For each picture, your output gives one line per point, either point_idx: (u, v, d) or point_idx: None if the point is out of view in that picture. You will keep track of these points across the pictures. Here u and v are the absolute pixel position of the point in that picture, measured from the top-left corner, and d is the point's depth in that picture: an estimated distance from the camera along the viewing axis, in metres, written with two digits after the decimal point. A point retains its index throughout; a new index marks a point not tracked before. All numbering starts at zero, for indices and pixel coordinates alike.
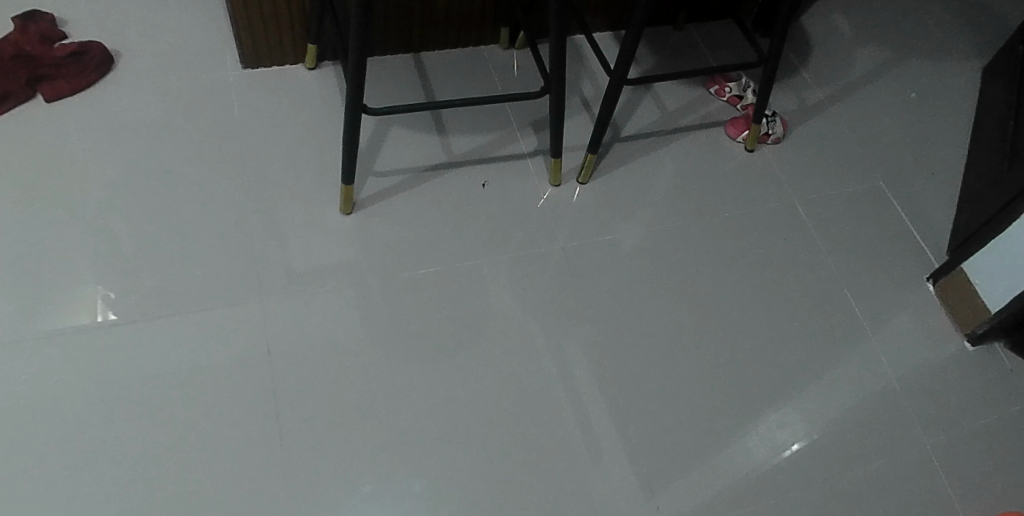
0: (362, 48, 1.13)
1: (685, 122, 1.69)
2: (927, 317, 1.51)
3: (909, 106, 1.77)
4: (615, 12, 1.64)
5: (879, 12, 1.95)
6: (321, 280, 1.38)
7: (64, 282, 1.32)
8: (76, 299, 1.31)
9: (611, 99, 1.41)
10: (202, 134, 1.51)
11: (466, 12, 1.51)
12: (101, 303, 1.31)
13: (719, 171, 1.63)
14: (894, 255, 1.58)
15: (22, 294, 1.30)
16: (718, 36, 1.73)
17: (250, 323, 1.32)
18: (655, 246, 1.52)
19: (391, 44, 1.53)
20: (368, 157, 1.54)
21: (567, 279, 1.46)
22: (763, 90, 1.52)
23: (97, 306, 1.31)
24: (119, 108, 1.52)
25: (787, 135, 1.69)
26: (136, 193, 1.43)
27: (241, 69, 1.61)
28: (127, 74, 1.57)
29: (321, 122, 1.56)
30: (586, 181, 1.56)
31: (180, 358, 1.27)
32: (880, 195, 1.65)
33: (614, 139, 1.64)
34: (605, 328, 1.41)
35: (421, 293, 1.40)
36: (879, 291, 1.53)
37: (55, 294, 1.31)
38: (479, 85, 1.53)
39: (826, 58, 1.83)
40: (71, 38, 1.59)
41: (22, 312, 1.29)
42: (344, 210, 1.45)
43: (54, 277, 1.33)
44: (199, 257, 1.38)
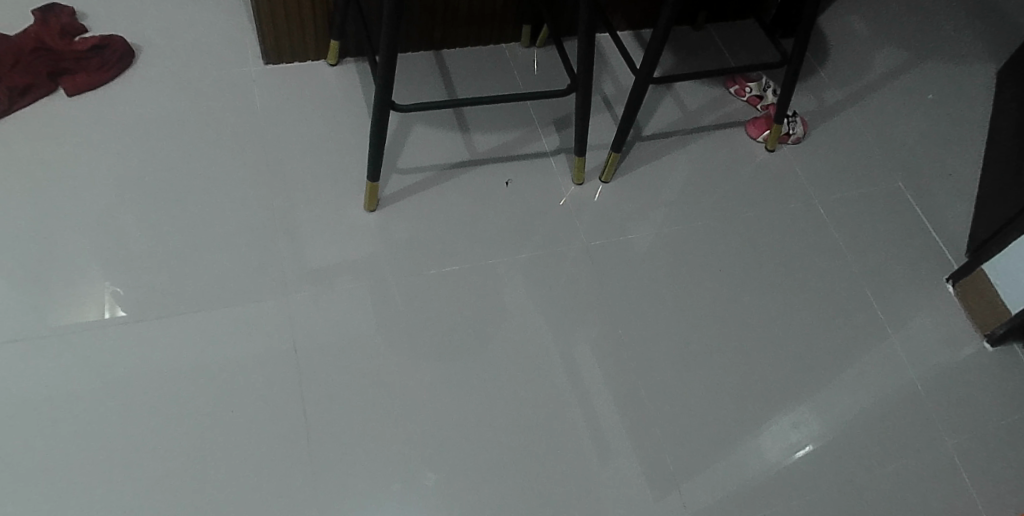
0: (393, 46, 1.13)
1: (705, 122, 1.69)
2: (947, 318, 1.51)
3: (927, 107, 1.77)
4: (637, 10, 1.64)
5: (897, 13, 1.95)
6: (344, 277, 1.38)
7: (75, 277, 1.31)
8: (84, 292, 1.30)
9: (637, 97, 1.40)
10: (224, 130, 1.51)
11: (489, 9, 1.50)
12: (109, 298, 1.30)
13: (739, 171, 1.63)
14: (914, 256, 1.58)
15: (33, 289, 1.30)
16: (738, 36, 1.73)
17: (273, 320, 1.32)
18: (676, 245, 1.52)
19: (414, 41, 1.52)
20: (390, 154, 1.53)
21: (589, 278, 1.45)
22: (786, 90, 1.52)
23: (105, 301, 1.30)
24: (139, 104, 1.51)
25: (807, 135, 1.69)
26: (157, 189, 1.42)
27: (262, 65, 1.60)
28: (148, 70, 1.56)
29: (343, 119, 1.56)
30: (608, 180, 1.56)
31: (204, 355, 1.27)
32: (899, 196, 1.65)
33: (636, 138, 1.64)
34: (627, 327, 1.41)
35: (443, 291, 1.39)
36: (901, 291, 1.53)
37: (65, 288, 1.30)
38: (502, 83, 1.53)
39: (845, 59, 1.83)
40: (92, 32, 1.59)
41: (34, 309, 1.28)
42: (368, 207, 1.45)
43: (67, 271, 1.32)
44: (222, 254, 1.37)
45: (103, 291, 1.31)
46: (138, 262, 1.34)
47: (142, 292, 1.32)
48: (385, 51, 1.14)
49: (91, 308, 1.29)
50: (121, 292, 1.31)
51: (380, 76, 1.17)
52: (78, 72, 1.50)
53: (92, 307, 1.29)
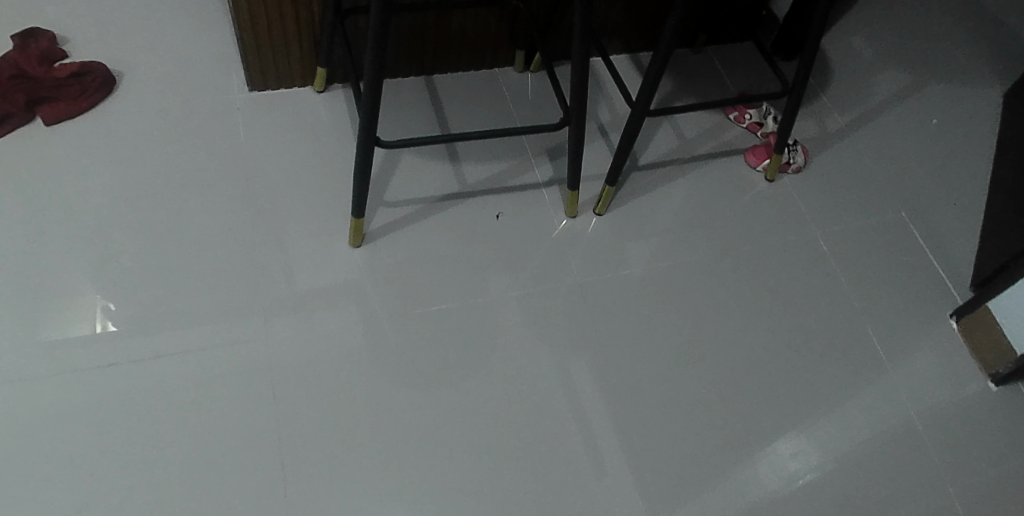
0: (378, 80, 1.09)
1: (703, 149, 1.64)
2: (951, 355, 1.46)
3: (931, 133, 1.73)
4: (634, 34, 1.60)
5: (901, 34, 1.90)
6: (328, 313, 1.33)
7: (67, 293, 1.29)
8: (77, 305, 1.28)
9: (632, 129, 1.36)
10: (207, 160, 1.46)
11: (480, 36, 1.46)
12: (100, 313, 1.28)
13: (738, 201, 1.59)
14: (916, 291, 1.53)
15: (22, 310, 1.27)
16: (738, 60, 1.69)
17: (253, 359, 1.27)
18: (673, 279, 1.47)
19: (403, 66, 1.48)
20: (378, 184, 1.49)
21: (583, 314, 1.41)
22: (787, 119, 1.48)
23: (97, 315, 1.28)
24: (120, 131, 1.47)
25: (808, 164, 1.65)
26: (140, 225, 1.37)
27: (247, 92, 1.56)
28: (129, 97, 1.52)
29: (330, 147, 1.51)
30: (602, 212, 1.52)
31: (182, 401, 1.22)
32: (903, 227, 1.60)
33: (631, 168, 1.60)
34: (621, 365, 1.36)
35: (431, 328, 1.35)
36: (903, 328, 1.49)
37: (57, 302, 1.28)
38: (494, 112, 1.49)
39: (847, 83, 1.79)
40: (72, 58, 1.55)
41: (24, 327, 1.25)
42: (353, 242, 1.40)
43: (56, 291, 1.29)
44: (203, 292, 1.32)
45: (97, 301, 1.29)
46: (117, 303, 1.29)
47: (118, 335, 1.26)
48: (369, 85, 1.10)
49: (82, 320, 1.27)
50: (114, 307, 1.29)
51: (364, 110, 1.13)
52: (58, 99, 1.46)
53: (85, 320, 1.27)
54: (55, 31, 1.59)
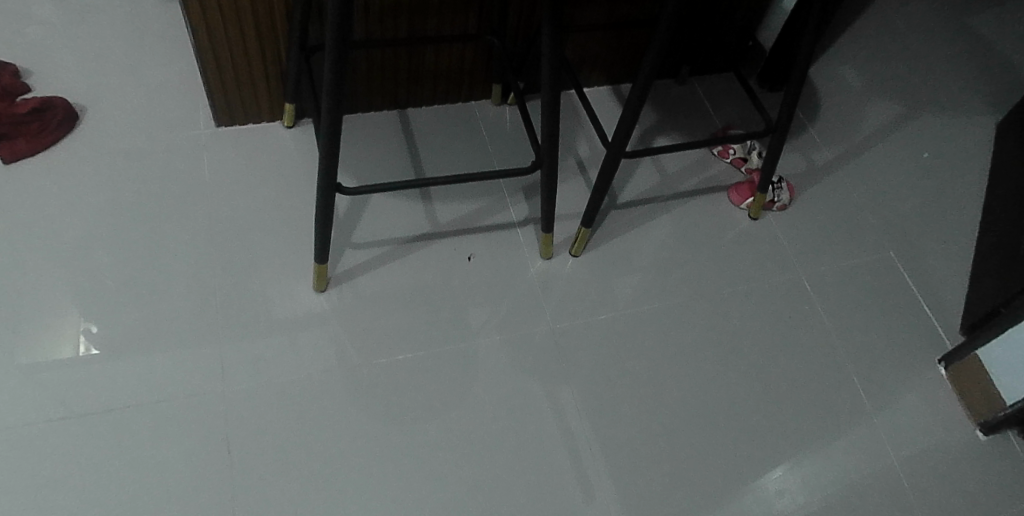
0: (335, 127, 1.05)
1: (685, 186, 1.60)
2: (939, 402, 1.41)
3: (920, 167, 1.69)
4: (614, 66, 1.55)
5: (890, 62, 1.86)
6: (291, 361, 1.29)
7: (49, 311, 1.28)
8: (58, 326, 1.27)
9: (608, 171, 1.32)
10: (171, 199, 1.43)
11: (454, 70, 1.42)
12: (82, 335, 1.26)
13: (720, 239, 1.54)
14: (903, 334, 1.48)
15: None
16: (722, 92, 1.64)
17: (210, 410, 1.23)
18: (651, 322, 1.43)
19: (375, 101, 1.44)
20: (344, 227, 1.44)
21: (556, 360, 1.36)
22: (770, 159, 1.44)
23: (78, 337, 1.26)
24: (82, 170, 1.43)
25: (793, 201, 1.60)
26: (99, 269, 1.33)
27: (214, 127, 1.52)
28: (93, 133, 1.48)
29: (299, 185, 1.48)
30: (578, 253, 1.47)
31: (135, 456, 1.18)
32: (890, 267, 1.56)
33: (610, 207, 1.55)
34: (594, 414, 1.32)
35: (397, 375, 1.30)
36: (890, 373, 1.44)
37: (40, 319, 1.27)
38: (467, 149, 1.44)
39: (835, 115, 1.75)
40: (35, 92, 1.51)
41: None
42: (318, 287, 1.35)
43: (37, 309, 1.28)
44: (160, 340, 1.28)
45: (80, 323, 1.28)
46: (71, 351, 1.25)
47: (70, 386, 1.22)
48: (325, 132, 1.06)
49: (65, 343, 1.26)
50: (96, 329, 1.27)
51: (322, 157, 1.09)
52: (19, 136, 1.43)
53: (68, 343, 1.26)
54: (19, 65, 1.55)
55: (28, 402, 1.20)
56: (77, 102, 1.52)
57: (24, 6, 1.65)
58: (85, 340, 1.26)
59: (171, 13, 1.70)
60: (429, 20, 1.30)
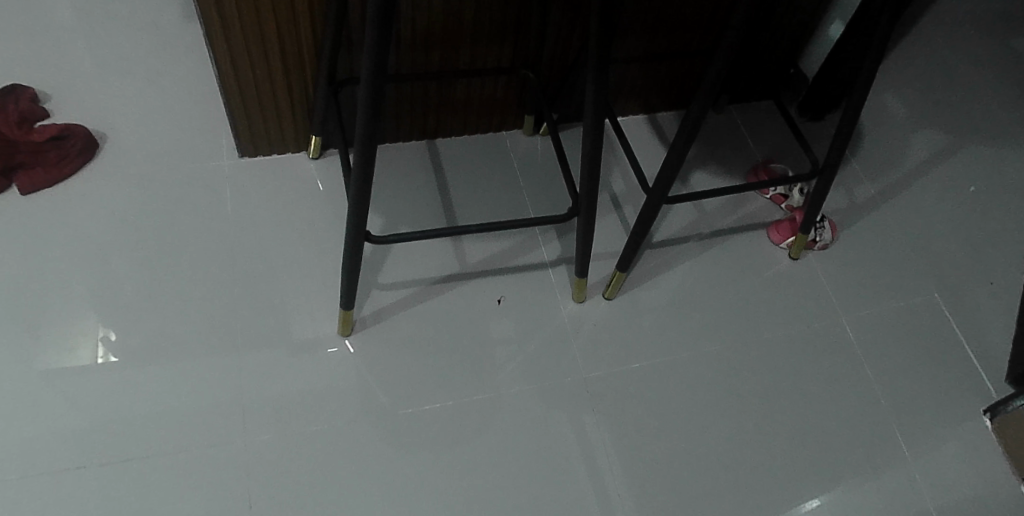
0: (364, 191, 1.01)
1: (723, 223, 1.55)
2: (986, 455, 1.34)
3: (966, 203, 1.62)
4: (652, 95, 1.50)
5: (935, 90, 1.80)
6: (311, 408, 1.25)
7: (68, 329, 1.27)
8: (79, 339, 1.26)
9: (648, 217, 1.28)
10: (192, 232, 1.38)
11: (487, 100, 1.37)
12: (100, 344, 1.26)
13: (757, 281, 1.49)
14: (948, 382, 1.41)
15: (8, 378, 1.21)
16: (762, 122, 1.58)
17: (230, 459, 1.19)
18: (685, 368, 1.37)
19: (404, 132, 1.39)
20: (369, 267, 1.40)
21: (586, 407, 1.31)
22: (815, 202, 1.38)
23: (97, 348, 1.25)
24: (98, 202, 1.39)
25: (835, 240, 1.55)
26: (115, 306, 1.29)
27: (237, 157, 1.47)
28: (113, 162, 1.44)
29: (324, 219, 1.43)
30: (611, 296, 1.42)
31: (152, 509, 1.14)
32: (935, 310, 1.49)
33: (645, 246, 1.50)
34: (625, 466, 1.27)
35: (421, 424, 1.26)
36: (935, 425, 1.36)
37: (60, 340, 1.25)
38: (499, 184, 1.39)
39: (878, 147, 1.68)
40: (54, 118, 1.47)
41: (14, 391, 1.20)
42: (342, 331, 1.31)
43: (56, 328, 1.26)
44: (174, 385, 1.24)
45: (98, 328, 1.27)
46: (85, 395, 1.21)
47: (85, 434, 1.18)
48: (354, 195, 1.01)
49: (83, 347, 1.25)
50: (114, 338, 1.27)
51: (351, 217, 1.05)
52: (36, 163, 1.39)
53: (86, 347, 1.25)
54: (37, 87, 1.51)
55: (42, 450, 1.16)
56: (96, 128, 1.47)
57: (45, 26, 1.61)
58: (105, 346, 1.26)
59: (195, 31, 1.66)
60: (462, 52, 1.24)
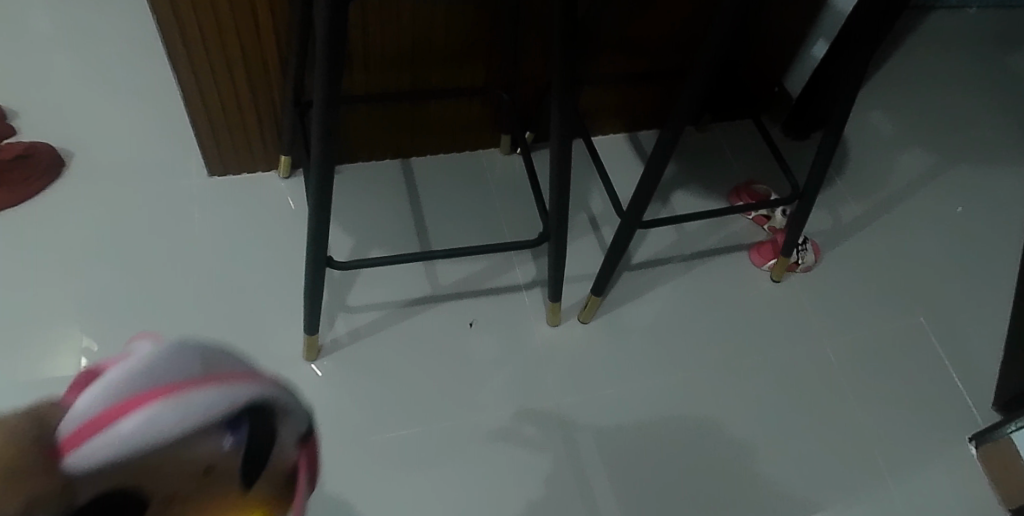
0: (322, 216, 0.98)
1: (704, 245, 1.52)
2: (970, 485, 1.30)
3: (953, 223, 1.60)
4: (631, 113, 1.47)
5: (922, 109, 1.77)
6: None
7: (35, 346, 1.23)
8: (55, 353, 1.23)
9: (623, 239, 1.25)
10: (160, 253, 1.35)
11: (461, 119, 1.35)
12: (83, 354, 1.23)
13: (738, 304, 1.45)
14: (933, 408, 1.38)
15: None
16: (745, 142, 1.56)
17: None
18: (662, 393, 1.34)
19: (377, 150, 1.37)
20: (340, 289, 1.37)
21: (559, 434, 1.27)
22: (796, 224, 1.36)
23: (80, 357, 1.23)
24: (63, 222, 1.36)
25: (818, 263, 1.52)
26: (76, 327, 1.26)
27: (207, 176, 1.45)
28: (79, 182, 1.41)
29: (295, 239, 1.40)
30: (587, 319, 1.39)
31: None
32: (920, 334, 1.46)
33: (623, 267, 1.47)
34: (599, 495, 1.23)
35: (387, 451, 1.22)
36: (920, 452, 1.32)
37: (29, 357, 1.22)
38: (473, 204, 1.36)
39: (863, 167, 1.66)
40: (20, 135, 1.45)
41: None
42: (308, 356, 1.28)
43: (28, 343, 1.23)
44: None
45: (83, 337, 1.25)
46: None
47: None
48: (312, 221, 0.99)
49: (68, 355, 1.23)
50: (96, 349, 1.24)
51: (308, 246, 1.03)
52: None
53: (69, 355, 1.23)
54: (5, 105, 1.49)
55: None
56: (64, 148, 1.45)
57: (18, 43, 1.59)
58: (88, 357, 1.23)
59: None
60: (435, 70, 1.22)
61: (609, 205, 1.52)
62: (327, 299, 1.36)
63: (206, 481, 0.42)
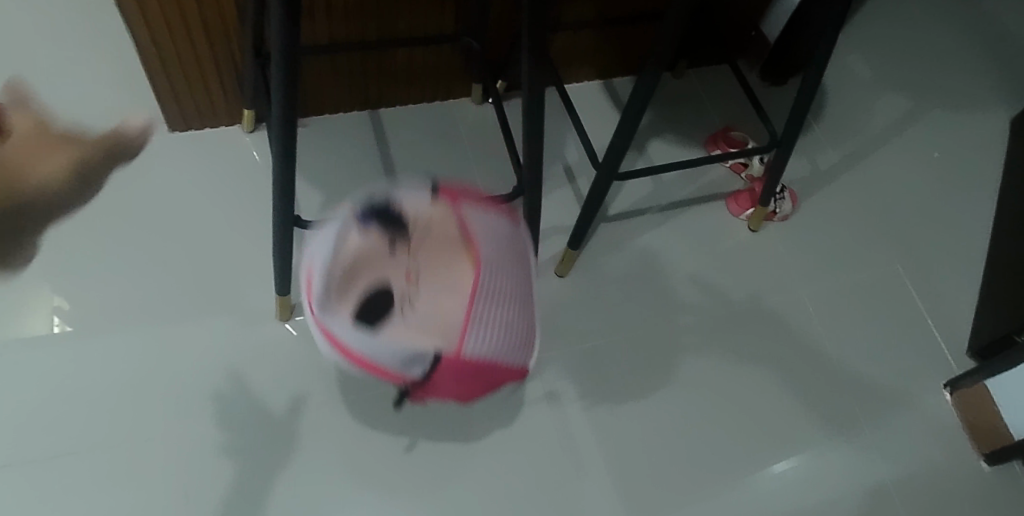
0: (287, 173, 0.94)
1: (682, 194, 1.50)
2: (944, 429, 1.32)
3: (930, 168, 1.59)
4: (606, 59, 1.43)
5: (899, 52, 1.75)
6: (250, 395, 1.19)
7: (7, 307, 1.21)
8: (28, 313, 1.21)
9: (600, 190, 1.23)
10: (125, 211, 1.31)
11: (429, 68, 1.32)
12: (56, 314, 1.21)
13: (716, 254, 1.44)
14: (909, 354, 1.39)
15: None
16: (721, 88, 1.53)
17: (165, 452, 1.13)
18: (640, 345, 1.33)
19: (344, 101, 1.34)
20: (310, 246, 1.34)
21: (538, 388, 1.27)
22: (775, 172, 1.34)
23: (53, 317, 1.21)
24: (20, 182, 1.31)
25: (795, 211, 1.50)
26: (46, 288, 1.23)
27: (168, 132, 1.39)
28: (34, 141, 1.36)
29: (263, 196, 1.36)
30: (565, 272, 1.37)
31: (83, 506, 1.09)
32: (898, 281, 1.46)
33: (600, 219, 1.45)
34: (579, 448, 1.23)
35: (365, 410, 1.21)
36: (895, 398, 1.34)
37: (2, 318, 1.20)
38: (447, 156, 1.35)
39: (840, 112, 1.64)
40: None
41: None
42: (281, 316, 1.25)
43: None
44: (115, 369, 1.18)
45: (54, 297, 1.23)
46: (12, 389, 1.15)
47: (11, 430, 1.12)
48: (275, 179, 0.95)
49: (40, 315, 1.21)
50: (69, 307, 1.22)
51: (276, 205, 0.99)
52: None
53: (41, 316, 1.21)
54: None
55: None
56: (11, 103, 1.38)
57: None
58: (61, 316, 1.21)
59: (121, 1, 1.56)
60: (401, 15, 1.19)
61: (585, 155, 1.49)
62: (298, 258, 1.33)
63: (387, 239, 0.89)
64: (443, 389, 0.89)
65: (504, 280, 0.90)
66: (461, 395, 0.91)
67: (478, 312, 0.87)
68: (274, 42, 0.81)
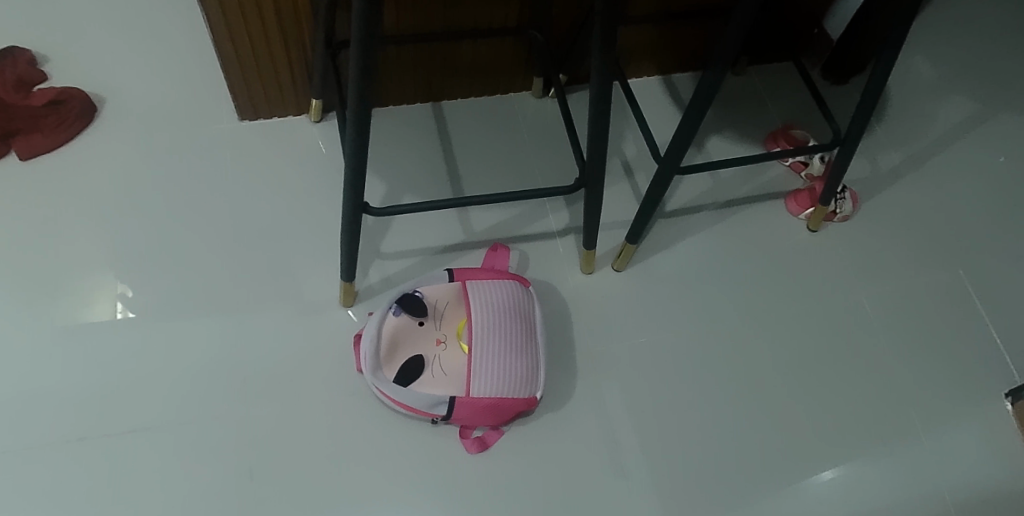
0: (359, 159, 0.97)
1: (740, 192, 1.50)
2: (1004, 440, 1.29)
3: (995, 173, 1.56)
4: (667, 55, 1.44)
5: (966, 54, 1.72)
6: (312, 379, 1.22)
7: (80, 289, 1.26)
8: (97, 296, 1.26)
9: (661, 184, 1.23)
10: (195, 197, 1.36)
11: (492, 61, 1.34)
12: (120, 299, 1.26)
13: (773, 253, 1.44)
14: (968, 362, 1.36)
15: (29, 337, 1.22)
16: (783, 86, 1.52)
17: (231, 431, 1.17)
18: (695, 343, 1.33)
19: (408, 92, 1.37)
20: (373, 236, 1.37)
21: (593, 381, 1.28)
22: (837, 171, 1.32)
23: (117, 304, 1.26)
24: (97, 167, 1.37)
25: (855, 212, 1.49)
26: (120, 271, 1.28)
27: (238, 121, 1.43)
28: (108, 128, 1.41)
29: (328, 185, 1.39)
30: (622, 267, 1.37)
31: (153, 479, 1.13)
32: (959, 287, 1.43)
33: (657, 215, 1.45)
34: (631, 443, 1.24)
35: None
36: (954, 405, 1.32)
37: (74, 300, 1.25)
38: (507, 149, 1.37)
39: (904, 112, 1.62)
40: (53, 81, 1.45)
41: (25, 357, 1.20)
42: (344, 302, 1.27)
43: (74, 290, 1.26)
44: (181, 351, 1.22)
45: (118, 284, 1.27)
46: (88, 367, 1.20)
47: (81, 406, 1.17)
48: (348, 167, 0.98)
49: (103, 301, 1.26)
50: (132, 294, 1.27)
51: (347, 190, 1.01)
52: (11, 136, 1.36)
53: (105, 301, 1.26)
54: (37, 51, 1.48)
55: (47, 416, 1.16)
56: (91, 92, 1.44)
57: None
58: (124, 302, 1.26)
59: None
60: (467, 9, 1.22)
61: (644, 151, 1.50)
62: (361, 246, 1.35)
63: (416, 333, 1.21)
64: (462, 411, 1.16)
65: (504, 375, 1.16)
66: (481, 421, 1.17)
67: (478, 364, 1.16)
68: (354, 31, 0.84)
